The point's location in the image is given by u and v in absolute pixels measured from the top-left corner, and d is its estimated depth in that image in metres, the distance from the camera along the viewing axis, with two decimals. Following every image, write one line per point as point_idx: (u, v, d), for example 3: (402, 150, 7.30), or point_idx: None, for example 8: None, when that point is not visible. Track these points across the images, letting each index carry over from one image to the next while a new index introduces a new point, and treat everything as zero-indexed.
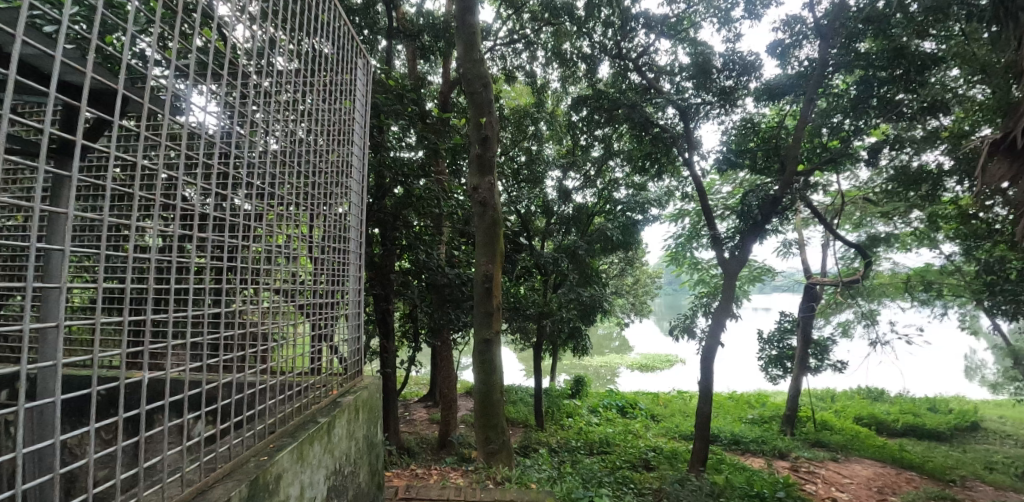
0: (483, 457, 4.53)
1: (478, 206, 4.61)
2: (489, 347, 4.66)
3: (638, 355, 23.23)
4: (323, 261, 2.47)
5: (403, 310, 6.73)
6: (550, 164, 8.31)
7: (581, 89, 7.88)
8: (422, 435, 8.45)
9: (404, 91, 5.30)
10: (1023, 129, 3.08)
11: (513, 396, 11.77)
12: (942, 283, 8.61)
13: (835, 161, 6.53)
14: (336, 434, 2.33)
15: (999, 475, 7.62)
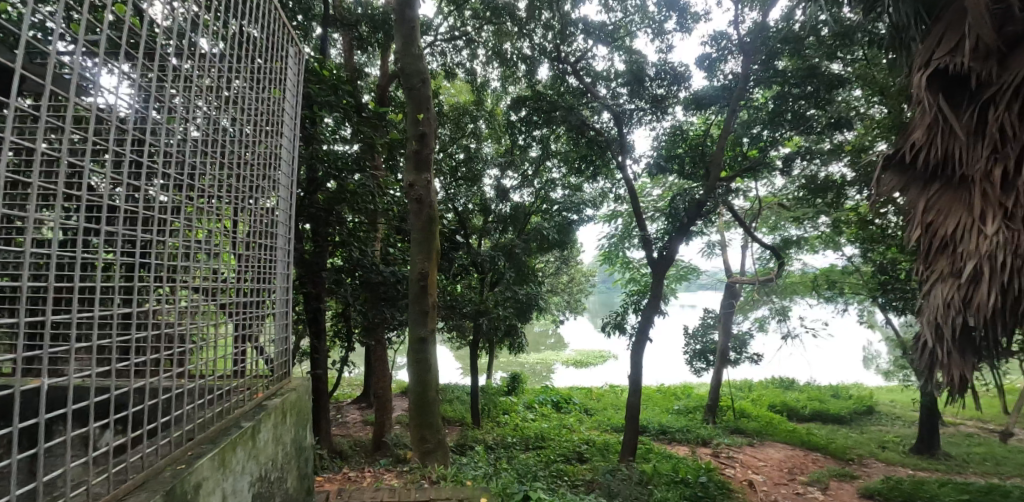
0: (418, 457, 4.51)
1: (414, 204, 4.55)
2: (424, 345, 4.61)
3: (573, 351, 23.83)
4: (247, 258, 2.37)
5: (336, 310, 6.54)
6: (489, 162, 8.33)
7: (520, 90, 7.95)
8: (355, 437, 8.28)
9: (339, 85, 5.15)
10: (910, 143, 3.41)
11: (449, 395, 11.73)
12: (844, 282, 9.39)
13: (754, 169, 6.99)
14: (261, 438, 2.25)
15: (891, 452, 8.41)
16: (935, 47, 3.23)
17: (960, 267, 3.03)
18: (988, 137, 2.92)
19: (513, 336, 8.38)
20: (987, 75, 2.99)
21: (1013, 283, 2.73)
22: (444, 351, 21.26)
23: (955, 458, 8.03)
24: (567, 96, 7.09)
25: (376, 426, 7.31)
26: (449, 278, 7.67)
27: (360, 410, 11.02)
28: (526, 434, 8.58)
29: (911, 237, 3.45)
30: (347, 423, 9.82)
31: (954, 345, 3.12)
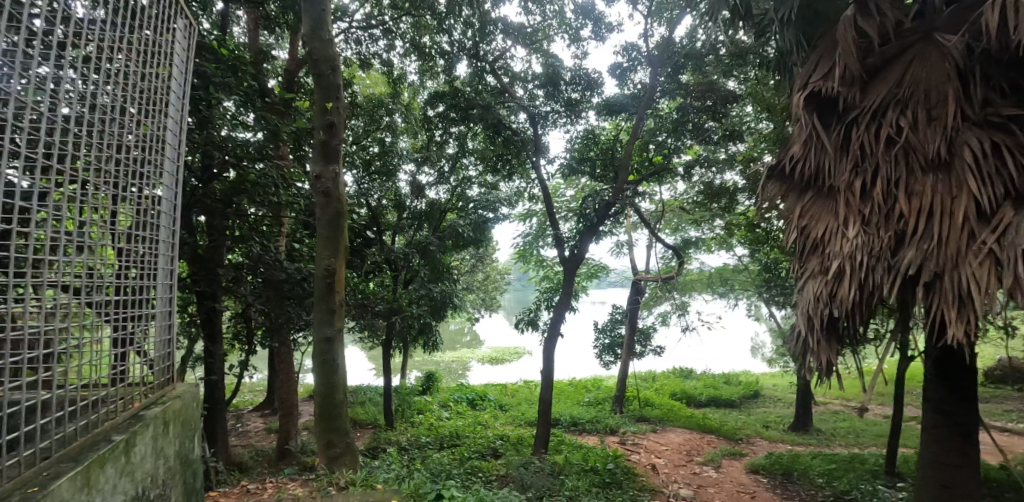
0: (325, 462, 4.41)
1: (321, 197, 4.38)
2: (330, 346, 4.40)
3: (489, 348, 24.13)
4: (127, 253, 2.25)
5: (236, 310, 6.19)
6: (404, 157, 8.24)
7: (437, 85, 7.92)
8: (259, 446, 7.89)
9: (240, 67, 4.87)
10: (791, 156, 3.85)
11: (362, 397, 11.48)
12: (735, 279, 10.29)
13: (658, 174, 7.48)
14: (138, 451, 2.17)
15: (773, 430, 9.37)
16: (811, 73, 3.66)
17: (827, 264, 3.47)
18: (852, 153, 3.39)
19: (427, 335, 8.37)
20: (852, 99, 3.47)
21: (870, 279, 3.19)
22: (357, 352, 20.70)
23: (825, 432, 9.06)
24: (485, 94, 7.15)
25: (280, 433, 7.01)
26: (360, 276, 7.50)
27: (264, 417, 10.49)
28: (441, 433, 8.61)
29: (789, 240, 3.90)
30: (248, 432, 9.30)
31: (821, 334, 3.56)
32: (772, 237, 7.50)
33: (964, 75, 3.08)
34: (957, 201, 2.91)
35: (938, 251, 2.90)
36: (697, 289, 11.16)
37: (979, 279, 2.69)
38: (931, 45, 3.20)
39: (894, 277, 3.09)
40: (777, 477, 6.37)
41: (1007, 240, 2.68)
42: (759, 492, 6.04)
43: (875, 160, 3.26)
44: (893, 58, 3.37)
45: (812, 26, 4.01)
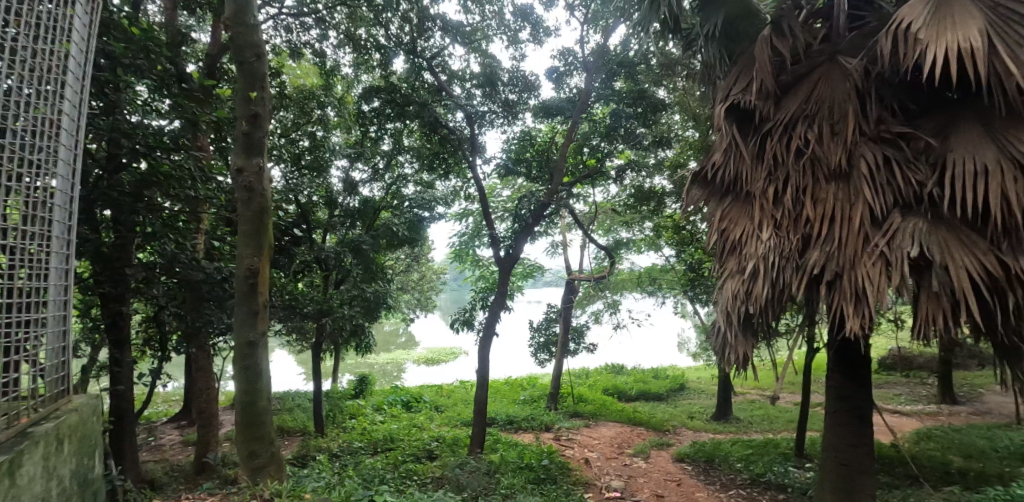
0: (246, 476, 3.91)
1: (243, 191, 3.93)
2: (253, 351, 3.95)
3: (424, 349, 23.95)
4: (11, 246, 2.09)
5: (146, 314, 5.76)
6: (336, 152, 8.00)
7: (373, 80, 7.75)
8: (174, 461, 7.39)
9: (152, 48, 4.39)
10: (713, 163, 4.11)
11: (289, 403, 11.04)
12: (663, 277, 10.57)
13: (591, 177, 7.69)
14: (24, 473, 2.03)
15: (697, 420, 9.92)
16: (732, 86, 3.91)
17: (744, 265, 3.74)
18: (767, 161, 3.68)
19: (359, 337, 8.19)
20: (767, 111, 3.76)
21: (780, 278, 3.48)
22: (285, 356, 19.89)
23: (743, 420, 9.68)
24: (422, 91, 7.10)
25: (199, 444, 6.63)
26: (288, 276, 7.21)
27: (181, 429, 9.86)
28: (374, 437, 8.45)
29: (711, 241, 4.17)
30: (162, 446, 8.71)
31: (737, 328, 3.83)
32: (696, 238, 7.92)
33: (862, 94, 3.43)
34: (855, 208, 3.22)
35: (839, 253, 3.21)
36: (629, 289, 11.42)
37: (872, 277, 3.02)
38: (835, 65, 3.53)
39: (801, 275, 3.39)
40: (700, 464, 6.74)
41: (895, 243, 3.02)
42: (684, 479, 6.37)
43: (787, 169, 3.56)
44: (803, 76, 3.69)
45: (734, 43, 4.32)
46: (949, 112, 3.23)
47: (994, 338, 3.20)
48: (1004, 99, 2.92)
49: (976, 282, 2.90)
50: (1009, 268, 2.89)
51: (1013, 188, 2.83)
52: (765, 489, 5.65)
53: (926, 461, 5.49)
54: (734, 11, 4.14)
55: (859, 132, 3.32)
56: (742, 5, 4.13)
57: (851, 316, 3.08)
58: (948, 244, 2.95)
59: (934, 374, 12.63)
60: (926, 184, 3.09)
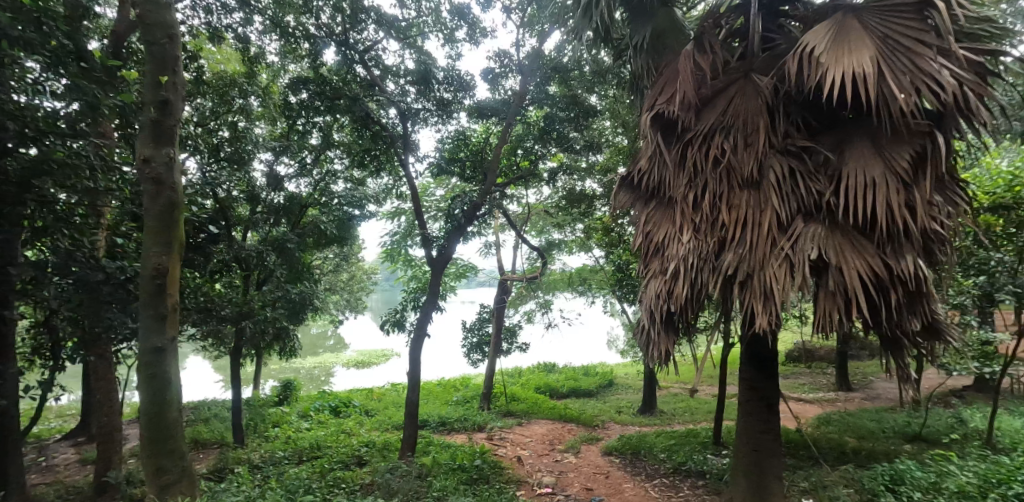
0: (154, 492, 3.63)
1: (150, 185, 3.69)
2: (160, 358, 3.69)
3: (353, 352, 23.32)
4: None
5: (37, 320, 5.23)
6: (260, 145, 7.60)
7: (301, 71, 7.48)
8: (70, 481, 6.76)
9: (47, 21, 3.93)
10: (639, 169, 4.32)
11: (205, 413, 10.40)
12: (591, 277, 11.11)
13: (524, 178, 7.79)
14: None
15: (624, 415, 10.31)
16: (657, 96, 4.12)
17: (666, 266, 3.96)
18: (687, 169, 3.91)
19: (283, 341, 7.87)
20: (687, 121, 4.00)
21: (699, 279, 3.72)
22: (202, 363, 18.71)
23: (667, 412, 10.17)
24: (354, 86, 6.82)
25: (99, 462, 6.08)
26: (204, 276, 6.78)
27: (78, 447, 9.03)
28: (300, 445, 8.15)
29: (635, 243, 4.39)
30: (55, 467, 7.94)
31: (660, 326, 4.04)
32: (623, 239, 8.24)
33: (771, 109, 3.73)
34: (764, 215, 3.51)
35: (750, 255, 3.48)
36: (560, 288, 11.96)
37: (778, 278, 3.31)
38: (748, 81, 3.82)
39: (717, 276, 3.64)
40: (627, 457, 7.02)
41: (798, 247, 3.32)
42: (612, 471, 6.61)
43: (705, 177, 3.80)
44: (721, 90, 3.96)
45: (660, 57, 4.58)
46: (845, 129, 3.59)
47: (878, 332, 3.59)
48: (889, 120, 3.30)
49: (865, 282, 3.26)
50: (891, 270, 3.27)
51: (895, 199, 3.20)
52: (686, 476, 5.97)
53: (826, 443, 6.00)
54: (661, 27, 4.50)
55: (769, 145, 3.62)
56: (669, 21, 4.51)
57: (760, 314, 3.36)
58: (842, 248, 3.29)
59: (833, 364, 13.84)
60: (824, 194, 3.42)
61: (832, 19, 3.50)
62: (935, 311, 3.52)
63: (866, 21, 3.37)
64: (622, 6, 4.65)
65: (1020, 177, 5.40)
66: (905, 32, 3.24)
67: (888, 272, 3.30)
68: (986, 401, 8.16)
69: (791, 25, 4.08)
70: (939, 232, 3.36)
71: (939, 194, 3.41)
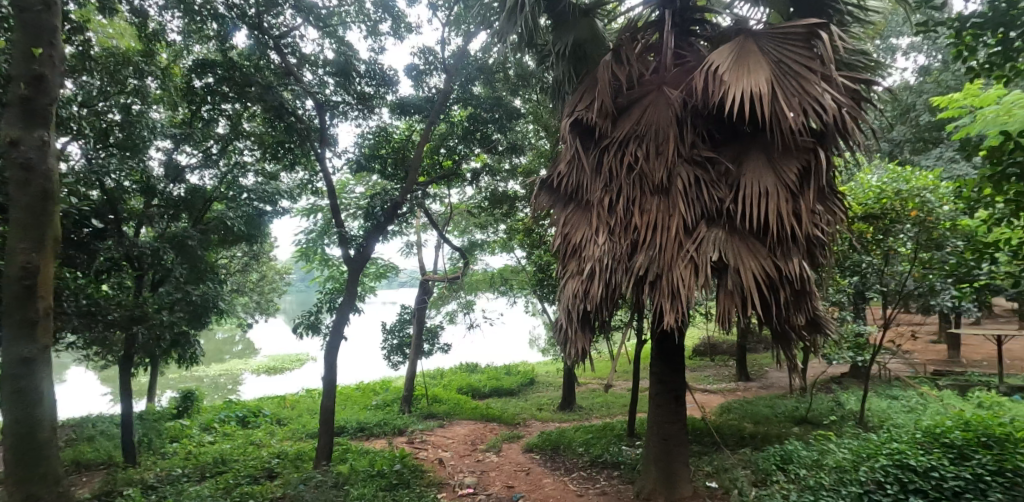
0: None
1: (19, 172, 3.51)
2: (29, 368, 3.58)
3: (263, 358, 22.11)
4: None
5: None
6: (156, 131, 6.80)
7: (207, 54, 6.94)
8: None
9: None
10: (558, 173, 4.46)
11: (90, 431, 9.44)
12: (513, 278, 11.31)
13: (447, 178, 7.74)
14: None
15: (545, 412, 10.56)
16: (576, 103, 4.28)
17: (582, 267, 4.13)
18: (603, 174, 4.12)
19: (183, 348, 7.30)
20: (604, 129, 4.20)
21: (613, 279, 3.92)
22: (85, 374, 16.93)
23: (585, 408, 10.51)
24: (267, 75, 6.54)
25: None
26: (88, 276, 6.15)
27: None
28: (202, 460, 7.61)
29: (554, 244, 4.52)
30: None
31: (576, 324, 4.21)
32: (544, 240, 8.45)
33: (680, 121, 4.01)
34: (673, 219, 3.76)
35: (659, 257, 3.72)
36: (481, 288, 11.98)
37: (684, 279, 3.55)
38: (659, 93, 4.07)
39: (630, 277, 3.86)
40: (546, 453, 7.19)
41: (702, 249, 3.60)
42: (532, 468, 6.76)
43: (620, 182, 4.02)
44: (635, 100, 4.19)
45: (581, 64, 4.76)
46: (744, 143, 3.92)
47: (769, 326, 3.96)
48: (780, 135, 3.65)
49: (758, 281, 3.58)
50: (781, 271, 3.62)
51: (785, 207, 3.55)
52: (602, 468, 6.23)
53: (728, 430, 6.45)
54: (583, 36, 4.68)
55: (677, 154, 3.89)
56: (590, 32, 4.70)
57: (668, 312, 3.59)
58: (740, 251, 3.60)
59: (734, 357, 14.95)
60: (725, 201, 3.73)
61: (733, 41, 3.83)
62: (815, 308, 3.94)
63: (762, 46, 3.71)
64: (547, 13, 4.77)
65: (886, 190, 6.13)
66: (796, 58, 3.60)
67: (778, 274, 3.65)
68: (860, 386, 9.15)
69: (700, 43, 4.41)
70: (820, 238, 3.77)
71: (820, 203, 3.82)
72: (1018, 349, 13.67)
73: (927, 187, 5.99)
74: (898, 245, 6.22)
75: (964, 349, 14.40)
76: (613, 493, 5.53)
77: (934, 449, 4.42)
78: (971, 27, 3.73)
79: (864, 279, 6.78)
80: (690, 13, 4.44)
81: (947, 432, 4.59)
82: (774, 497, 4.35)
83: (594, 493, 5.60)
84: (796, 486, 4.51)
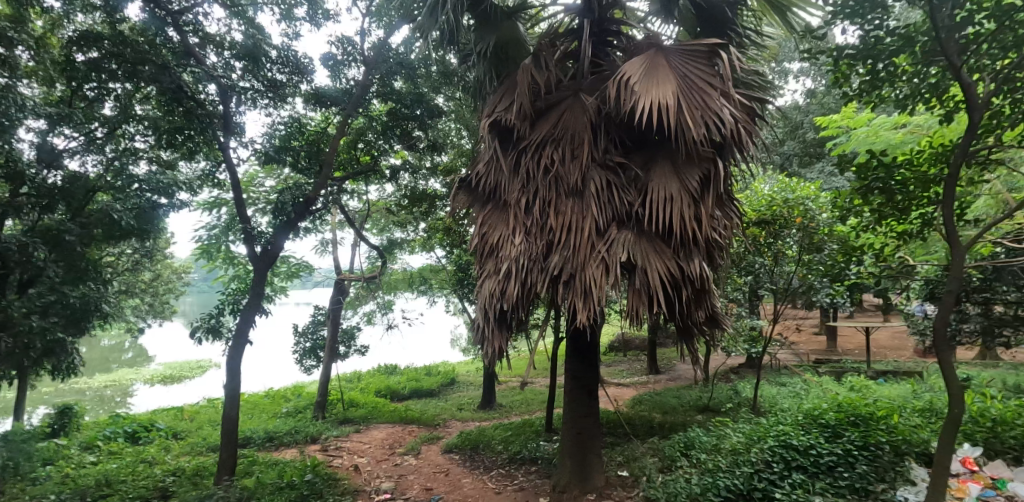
0: None
1: None
2: None
3: (159, 366, 20.40)
4: None
5: None
6: (28, 110, 5.95)
7: (92, 25, 6.25)
8: None
9: None
10: (477, 173, 4.50)
11: None
12: (433, 277, 11.25)
13: (364, 174, 7.54)
14: None
15: (465, 412, 10.58)
16: (496, 105, 4.34)
17: (500, 267, 4.20)
18: (521, 175, 4.23)
19: (58, 357, 6.59)
20: (523, 131, 4.30)
21: (529, 278, 4.02)
22: None
23: (505, 406, 10.63)
24: (163, 52, 5.97)
25: None
26: None
27: None
28: (84, 481, 6.90)
29: (472, 244, 4.56)
30: None
31: (493, 323, 4.28)
32: (464, 239, 8.48)
33: (594, 127, 4.19)
34: (587, 221, 3.92)
35: (573, 257, 3.88)
36: (400, 288, 11.79)
37: (596, 278, 3.73)
38: (575, 99, 4.24)
39: (545, 276, 3.99)
40: (465, 453, 7.22)
41: (612, 250, 3.79)
42: (451, 469, 6.76)
43: (537, 183, 4.15)
44: (552, 105, 4.33)
45: (502, 65, 4.85)
46: (653, 151, 4.17)
47: (673, 322, 4.23)
48: (685, 144, 3.92)
49: (664, 281, 3.82)
50: (683, 271, 3.88)
51: (687, 212, 3.82)
52: (519, 465, 6.35)
53: (638, 421, 6.78)
54: (504, 38, 4.76)
55: (591, 158, 4.07)
56: (511, 35, 4.79)
57: (581, 310, 3.75)
58: (647, 252, 3.83)
59: (645, 352, 15.74)
60: (634, 204, 3.95)
61: (645, 54, 4.05)
62: (714, 305, 4.26)
63: (670, 59, 3.96)
64: (469, 12, 4.78)
65: (776, 199, 6.78)
66: (700, 74, 3.88)
67: (681, 274, 3.92)
68: (755, 375, 9.96)
69: (615, 54, 4.62)
70: (719, 241, 4.08)
71: (719, 209, 4.13)
72: (884, 339, 15.49)
73: (809, 197, 6.68)
74: (786, 248, 6.84)
75: (841, 339, 16.10)
76: (530, 488, 5.65)
77: (813, 429, 4.92)
78: (846, 57, 4.14)
79: (756, 277, 7.39)
80: (606, 25, 4.63)
81: (824, 413, 5.13)
82: (678, 481, 4.66)
83: (512, 490, 5.69)
84: (697, 469, 4.85)
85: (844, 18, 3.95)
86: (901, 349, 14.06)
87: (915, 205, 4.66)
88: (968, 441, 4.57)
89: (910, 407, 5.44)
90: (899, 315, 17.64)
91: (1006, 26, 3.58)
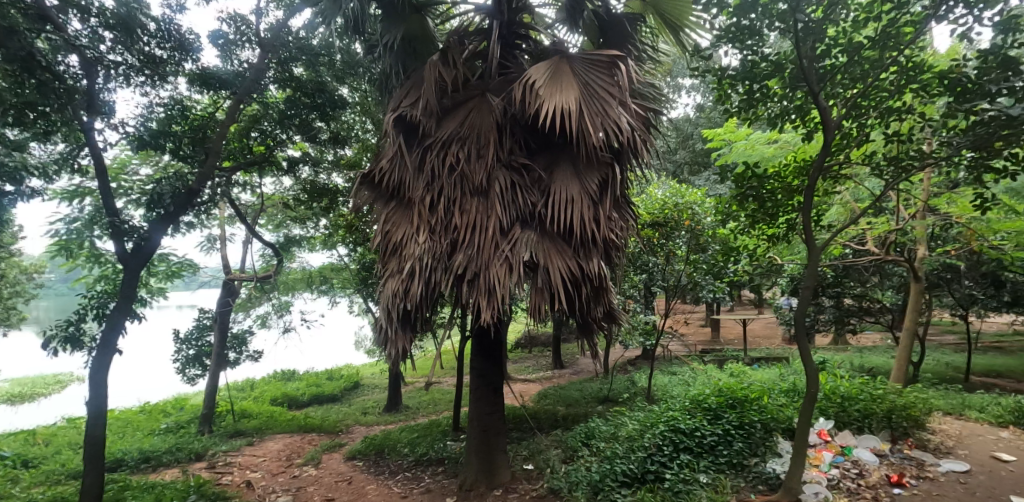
0: None
1: None
2: None
3: (6, 383, 17.80)
4: None
5: None
6: None
7: None
8: None
9: None
10: (380, 168, 4.43)
11: None
12: (335, 276, 10.86)
13: (258, 165, 7.09)
14: None
15: (369, 415, 10.32)
16: (402, 100, 4.32)
17: (403, 266, 4.16)
18: (427, 173, 4.23)
19: None
20: (429, 128, 4.31)
21: (433, 277, 4.04)
22: None
23: (411, 407, 10.51)
24: (12, 13, 5.12)
25: None
26: None
27: None
28: None
29: (374, 242, 4.49)
30: None
31: (396, 324, 4.24)
32: (366, 237, 8.27)
33: (500, 128, 4.30)
34: (491, 221, 4.01)
35: (477, 256, 3.95)
36: (299, 288, 11.25)
37: (499, 277, 3.82)
38: (482, 100, 4.32)
39: (449, 275, 4.03)
40: (369, 459, 7.04)
41: (516, 250, 3.91)
42: (354, 476, 6.56)
43: (442, 182, 4.18)
44: (459, 103, 4.38)
45: (408, 59, 4.83)
46: (555, 154, 4.35)
47: (573, 319, 4.43)
48: (586, 149, 4.13)
49: (565, 279, 4.00)
50: (583, 270, 4.09)
51: (587, 214, 4.03)
52: (425, 467, 6.31)
53: (542, 415, 6.99)
54: (412, 31, 4.75)
55: (496, 159, 4.17)
56: (419, 28, 4.78)
57: (485, 309, 3.83)
58: (549, 252, 3.99)
59: (549, 349, 16.22)
60: (537, 205, 4.11)
61: (551, 59, 4.22)
62: (611, 302, 4.50)
63: (574, 66, 4.16)
64: (375, 2, 4.71)
65: (667, 202, 7.24)
66: (601, 81, 4.11)
67: (581, 273, 4.11)
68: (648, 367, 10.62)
69: (522, 57, 4.77)
70: (616, 242, 4.32)
71: (616, 211, 4.39)
72: (758, 330, 17.21)
73: (696, 201, 7.21)
74: (676, 248, 7.38)
75: (722, 331, 17.65)
76: (437, 489, 5.64)
77: (698, 412, 5.35)
78: (728, 77, 4.56)
79: (649, 274, 7.87)
80: (516, 27, 4.75)
81: (707, 398, 5.59)
82: (579, 470, 4.88)
83: (418, 492, 5.66)
84: (597, 457, 5.12)
85: (728, 41, 4.34)
86: (771, 339, 15.68)
87: (782, 211, 5.25)
88: (822, 415, 5.21)
89: (777, 388, 6.10)
90: (770, 307, 19.66)
91: (855, 60, 4.15)
